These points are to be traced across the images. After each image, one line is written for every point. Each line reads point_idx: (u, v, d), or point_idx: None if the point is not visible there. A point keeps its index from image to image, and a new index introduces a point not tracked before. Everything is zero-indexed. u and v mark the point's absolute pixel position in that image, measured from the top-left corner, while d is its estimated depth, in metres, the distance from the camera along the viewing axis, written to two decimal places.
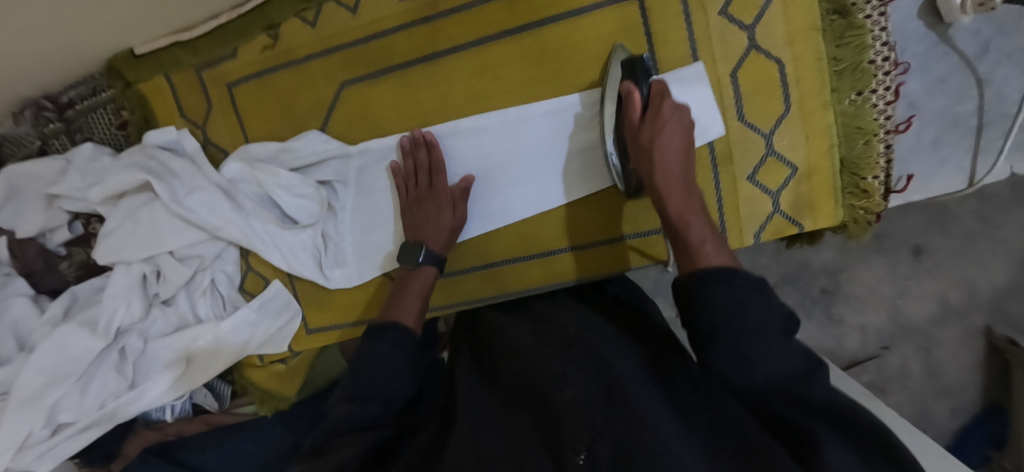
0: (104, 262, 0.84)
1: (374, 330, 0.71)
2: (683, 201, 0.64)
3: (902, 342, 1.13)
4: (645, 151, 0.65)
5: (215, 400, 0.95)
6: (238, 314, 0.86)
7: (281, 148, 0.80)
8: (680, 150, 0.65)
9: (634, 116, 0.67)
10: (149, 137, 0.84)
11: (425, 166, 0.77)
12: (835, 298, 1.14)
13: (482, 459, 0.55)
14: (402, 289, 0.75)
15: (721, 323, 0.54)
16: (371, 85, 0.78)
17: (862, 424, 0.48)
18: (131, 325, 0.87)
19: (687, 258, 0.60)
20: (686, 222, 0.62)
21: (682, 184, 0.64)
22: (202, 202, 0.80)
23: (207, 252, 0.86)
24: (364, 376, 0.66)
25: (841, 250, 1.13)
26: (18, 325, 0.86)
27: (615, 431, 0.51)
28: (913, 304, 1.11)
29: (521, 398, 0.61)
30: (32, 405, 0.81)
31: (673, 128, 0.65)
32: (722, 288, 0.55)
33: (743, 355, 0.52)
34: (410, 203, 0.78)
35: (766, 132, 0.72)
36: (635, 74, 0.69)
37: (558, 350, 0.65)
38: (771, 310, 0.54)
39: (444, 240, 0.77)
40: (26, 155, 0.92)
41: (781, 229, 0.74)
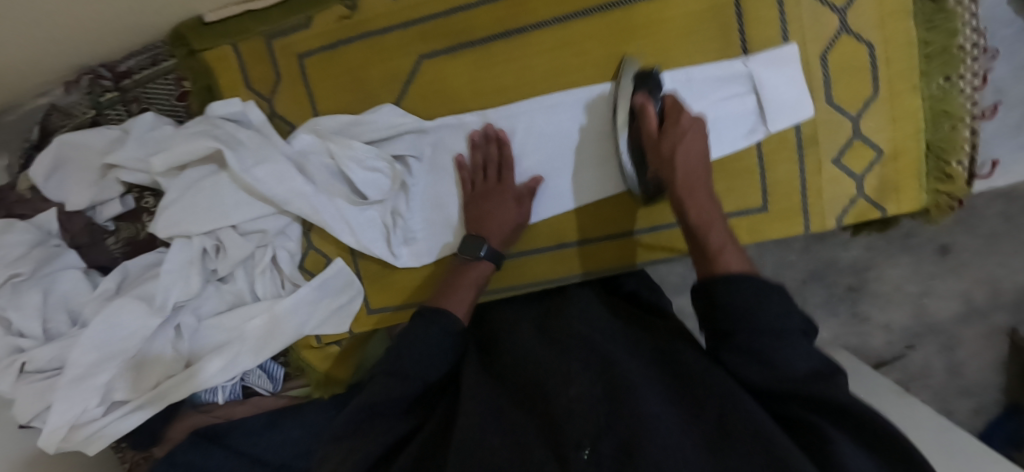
0: (164, 235, 0.80)
1: (425, 312, 0.69)
2: (703, 208, 0.64)
3: (927, 340, 1.08)
4: (667, 160, 0.65)
5: (269, 381, 0.92)
6: (298, 292, 0.83)
7: (354, 120, 0.79)
8: (699, 159, 0.65)
9: (652, 129, 0.67)
10: (212, 108, 0.81)
11: (495, 162, 0.77)
12: (862, 296, 1.08)
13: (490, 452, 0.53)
14: (456, 280, 0.74)
15: (745, 317, 0.55)
16: (452, 59, 0.77)
17: (880, 427, 0.49)
18: (185, 302, 0.84)
19: (709, 266, 0.61)
20: (707, 228, 0.63)
21: (700, 192, 0.65)
22: (271, 173, 0.77)
23: (273, 226, 0.83)
24: (407, 357, 0.64)
25: (869, 248, 1.06)
26: (67, 300, 0.82)
27: (624, 428, 0.50)
28: (938, 303, 1.06)
29: (532, 399, 0.61)
30: (83, 383, 0.77)
31: (692, 139, 0.65)
32: (746, 286, 0.56)
33: (767, 350, 0.54)
34: (475, 195, 0.78)
35: (853, 115, 0.71)
36: (648, 85, 0.70)
37: (564, 353, 0.66)
38: (792, 312, 0.55)
39: (505, 236, 0.76)
40: (77, 125, 0.89)
41: (864, 213, 0.75)
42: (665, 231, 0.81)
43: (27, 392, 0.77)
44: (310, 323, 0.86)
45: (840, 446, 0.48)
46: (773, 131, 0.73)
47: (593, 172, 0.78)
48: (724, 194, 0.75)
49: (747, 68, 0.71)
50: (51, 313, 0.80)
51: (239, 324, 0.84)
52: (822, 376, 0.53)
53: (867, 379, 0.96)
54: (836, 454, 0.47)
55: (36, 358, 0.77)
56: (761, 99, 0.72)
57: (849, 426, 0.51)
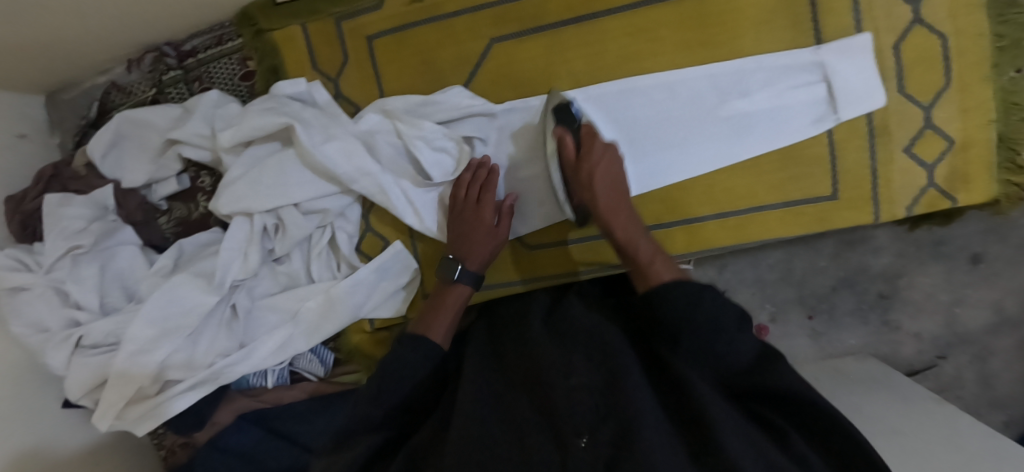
0: (227, 211, 0.79)
1: (405, 336, 0.67)
2: (626, 227, 0.65)
3: (959, 350, 1.05)
4: (586, 188, 0.67)
5: (319, 367, 0.90)
6: (357, 274, 0.83)
7: (423, 100, 0.79)
8: (615, 180, 0.68)
9: (569, 157, 0.69)
10: (279, 87, 0.80)
11: (480, 184, 0.76)
12: (893, 303, 1.05)
13: (487, 444, 0.53)
14: (436, 305, 0.71)
15: (682, 318, 0.53)
16: (521, 43, 0.77)
17: (838, 426, 0.52)
18: (242, 281, 0.83)
19: (643, 277, 0.61)
20: (631, 246, 0.64)
21: (621, 209, 0.67)
22: (340, 149, 0.77)
23: (334, 205, 0.82)
24: (389, 385, 0.61)
25: (900, 254, 1.03)
26: (123, 275, 0.81)
27: (617, 418, 0.49)
28: (970, 313, 1.03)
29: (524, 388, 0.59)
30: (142, 358, 0.76)
31: (608, 164, 0.68)
32: (681, 293, 0.54)
33: (711, 343, 0.53)
34: (456, 215, 0.76)
35: (925, 105, 0.72)
36: (565, 119, 0.71)
37: (565, 341, 0.62)
38: (726, 306, 0.54)
39: (482, 258, 0.74)
40: (137, 103, 0.90)
41: (934, 203, 0.75)
42: (753, 216, 0.77)
43: (82, 367, 0.76)
44: (366, 304, 0.85)
45: (800, 445, 0.50)
46: (843, 119, 0.73)
47: (663, 154, 0.76)
48: (792, 181, 0.75)
49: (819, 57, 0.71)
50: (107, 288, 0.79)
51: (293, 304, 0.84)
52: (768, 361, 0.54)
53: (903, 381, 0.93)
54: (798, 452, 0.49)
55: (93, 332, 0.76)
56: (831, 87, 0.72)
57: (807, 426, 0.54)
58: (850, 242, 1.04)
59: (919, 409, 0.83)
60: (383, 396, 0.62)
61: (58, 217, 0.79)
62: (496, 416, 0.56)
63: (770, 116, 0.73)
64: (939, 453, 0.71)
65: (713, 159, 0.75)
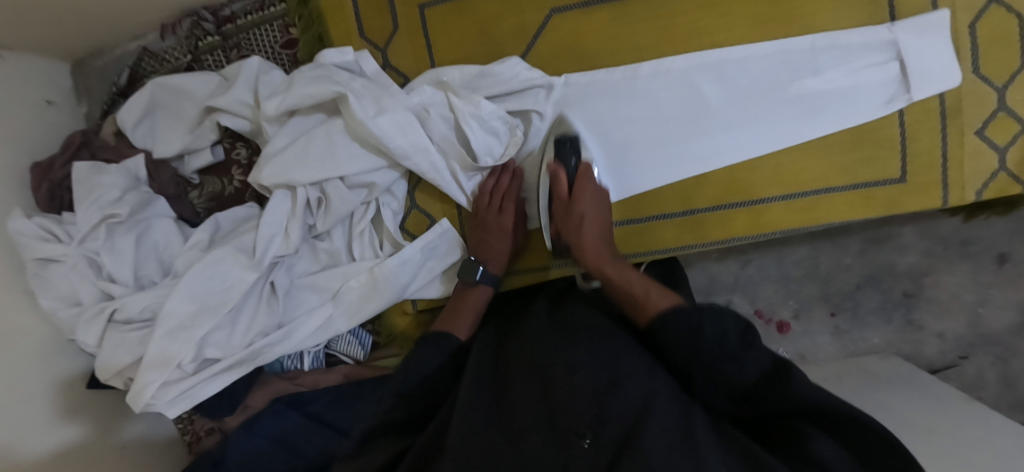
0: (270, 184, 0.75)
1: (429, 336, 0.71)
2: (616, 268, 0.66)
3: (981, 351, 1.02)
4: (575, 224, 0.70)
5: (358, 349, 0.86)
6: (403, 252, 0.79)
7: (479, 72, 0.76)
8: (601, 226, 0.71)
9: (562, 196, 0.72)
10: (325, 56, 0.76)
11: (504, 191, 0.78)
12: (917, 303, 1.04)
13: (487, 439, 0.50)
14: (457, 303, 0.75)
15: (683, 337, 0.52)
16: (584, 16, 0.75)
17: (866, 425, 0.45)
18: (282, 257, 0.80)
19: (640, 311, 0.59)
20: (629, 286, 0.62)
21: (607, 249, 0.69)
22: (394, 123, 0.73)
23: (382, 180, 0.78)
24: (410, 376, 0.63)
25: (926, 253, 1.03)
26: (158, 247, 0.77)
27: (625, 421, 0.47)
28: (995, 314, 1.01)
29: (525, 383, 0.56)
30: (181, 335, 0.72)
31: (592, 207, 0.71)
32: (686, 321, 0.52)
33: (721, 365, 0.49)
34: (478, 221, 0.78)
35: (1000, 87, 0.70)
36: (563, 151, 0.73)
37: (570, 337, 0.59)
38: (728, 323, 0.51)
39: (502, 263, 0.77)
40: (170, 71, 0.86)
41: (1004, 188, 0.73)
42: (820, 199, 0.75)
43: (115, 343, 0.72)
44: (411, 285, 0.81)
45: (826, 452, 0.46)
46: (916, 99, 0.71)
47: (727, 135, 0.74)
48: (862, 163, 0.73)
49: (893, 34, 0.70)
50: (142, 261, 0.75)
51: (335, 283, 0.80)
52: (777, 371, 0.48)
53: (930, 382, 0.91)
54: (815, 455, 0.46)
55: (128, 307, 0.72)
56: (905, 66, 0.70)
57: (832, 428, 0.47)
58: (876, 239, 1.04)
59: (950, 408, 0.81)
60: (410, 395, 0.62)
61: (92, 185, 0.75)
62: (491, 416, 0.54)
63: (840, 96, 0.72)
64: (976, 450, 0.68)
65: (779, 138, 0.73)
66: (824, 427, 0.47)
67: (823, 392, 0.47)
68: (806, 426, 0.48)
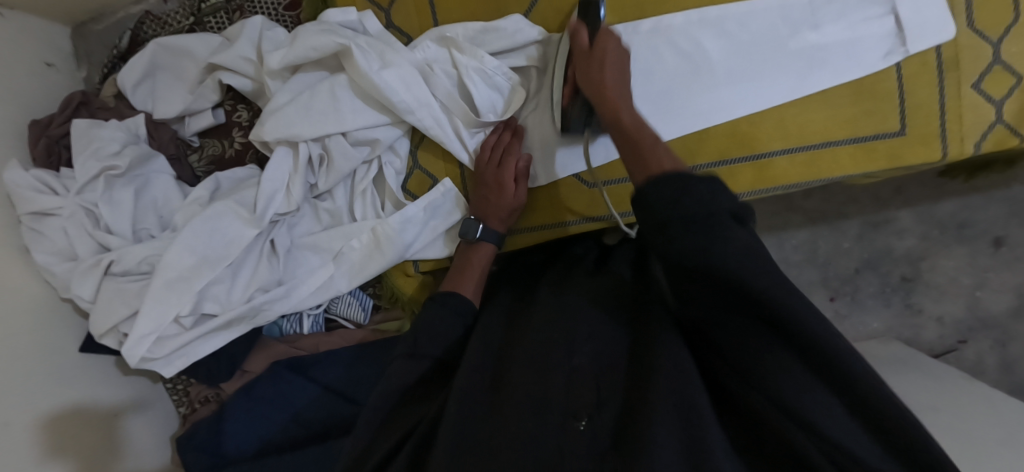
0: (272, 139, 0.75)
1: (436, 296, 0.71)
2: (634, 116, 0.62)
3: (980, 335, 1.02)
4: (594, 68, 0.65)
5: (358, 312, 0.85)
6: (406, 211, 0.79)
7: (484, 27, 0.76)
8: (621, 73, 0.65)
9: (584, 44, 0.66)
10: (329, 14, 0.77)
11: (505, 147, 0.76)
12: (915, 287, 1.04)
13: (490, 420, 0.53)
14: (463, 261, 0.76)
15: (672, 246, 0.47)
16: None
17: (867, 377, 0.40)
18: (282, 217, 0.80)
19: (644, 167, 0.56)
20: (637, 132, 0.60)
21: (627, 101, 0.63)
22: (399, 77, 0.74)
23: (384, 137, 0.78)
24: (427, 339, 0.64)
25: (925, 236, 1.03)
26: (157, 204, 0.76)
27: (624, 404, 0.50)
28: (993, 297, 1.01)
29: (524, 364, 0.57)
30: (179, 286, 0.71)
31: (616, 63, 0.65)
32: (671, 181, 0.48)
33: (699, 257, 0.45)
34: (479, 174, 0.77)
35: (994, 41, 0.71)
36: (588, 14, 0.69)
37: (569, 316, 0.61)
38: (719, 192, 0.47)
39: (504, 217, 0.77)
40: (173, 33, 0.85)
41: (1002, 140, 0.74)
42: (820, 152, 0.76)
43: (111, 298, 0.71)
44: (414, 245, 0.81)
45: (799, 384, 0.42)
46: (913, 51, 0.72)
47: (731, 89, 0.75)
48: (861, 117, 0.74)
49: None
50: (141, 215, 0.75)
51: (337, 243, 0.80)
52: (786, 288, 0.43)
53: (929, 365, 0.91)
54: (789, 388, 0.43)
55: (126, 258, 0.71)
56: (900, 20, 0.72)
57: (796, 352, 0.43)
58: (874, 223, 1.05)
59: (948, 386, 0.81)
60: (421, 352, 0.63)
61: (91, 139, 0.75)
62: (489, 402, 0.56)
63: (839, 49, 0.73)
64: (979, 425, 0.69)
65: (779, 93, 0.75)
66: (798, 358, 0.43)
67: (815, 324, 0.41)
68: (788, 357, 0.43)
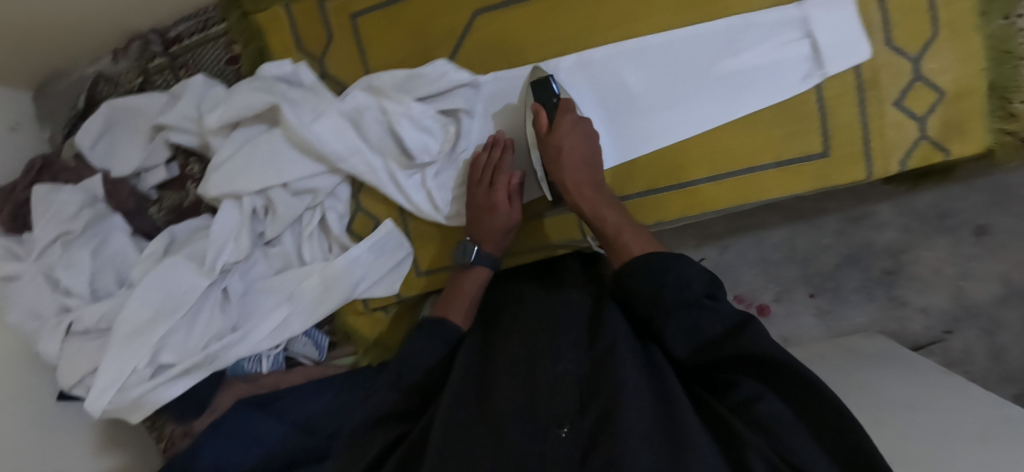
0: (215, 193, 0.80)
1: (425, 324, 0.71)
2: (594, 202, 0.71)
3: (967, 324, 1.03)
4: (554, 159, 0.72)
5: (314, 350, 0.89)
6: (352, 252, 0.82)
7: (410, 75, 0.78)
8: (583, 156, 0.72)
9: (541, 129, 0.73)
10: (264, 68, 0.80)
11: (495, 163, 0.77)
12: (898, 279, 1.04)
13: (476, 430, 0.55)
14: (454, 288, 0.76)
15: (653, 287, 0.60)
16: (512, 12, 0.77)
17: (819, 390, 0.50)
18: (234, 265, 0.82)
19: (616, 252, 0.67)
20: (601, 218, 0.70)
21: (590, 184, 0.72)
22: (329, 128, 0.77)
23: (323, 185, 0.81)
24: (411, 370, 0.65)
25: (905, 229, 1.02)
26: (117, 259, 0.81)
27: (602, 406, 0.52)
28: (977, 286, 1.01)
29: (512, 372, 0.60)
30: (138, 340, 0.76)
31: (577, 139, 0.72)
32: (658, 265, 0.61)
33: (689, 320, 0.57)
34: (473, 197, 0.78)
35: (913, 57, 0.71)
36: (543, 94, 0.74)
37: (551, 326, 0.65)
38: (692, 274, 0.59)
39: (497, 239, 0.77)
40: (125, 93, 0.90)
41: (927, 156, 0.73)
42: (747, 177, 0.77)
43: (76, 354, 0.76)
44: (361, 285, 0.84)
45: (772, 404, 0.52)
46: (830, 74, 0.72)
47: (657, 119, 0.76)
48: (785, 140, 0.75)
49: (803, 12, 0.71)
50: (100, 272, 0.79)
51: (289, 285, 0.83)
52: (735, 329, 0.55)
53: (910, 358, 0.91)
54: (770, 410, 0.51)
55: (86, 318, 0.76)
56: (815, 44, 0.72)
57: (765, 376, 0.53)
58: (854, 218, 1.03)
59: (929, 381, 0.80)
60: (404, 380, 0.65)
61: (50, 202, 0.80)
62: (481, 406, 0.58)
63: (760, 73, 0.73)
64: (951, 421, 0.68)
65: (702, 121, 0.75)
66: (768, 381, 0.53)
67: (769, 346, 0.52)
68: (748, 380, 0.54)
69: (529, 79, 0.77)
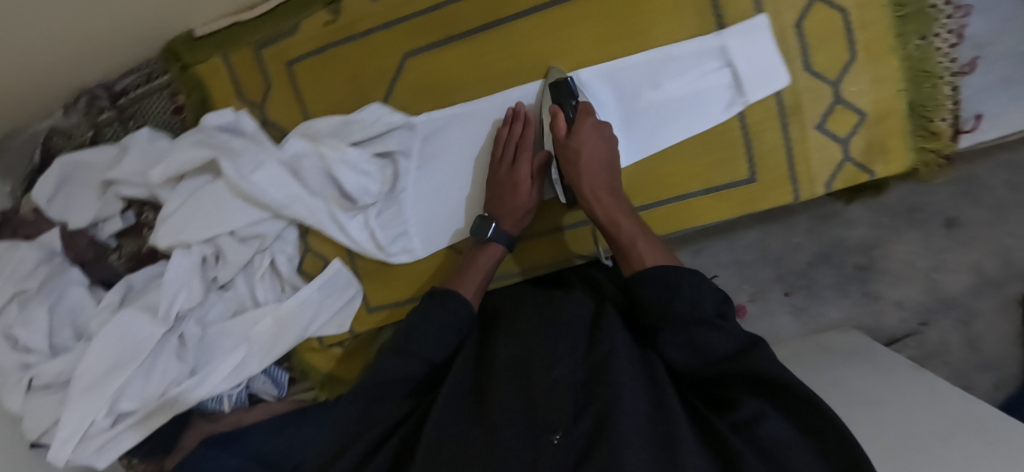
0: (164, 245, 0.82)
1: (435, 293, 0.71)
2: (610, 209, 0.68)
3: (941, 315, 0.97)
4: (570, 164, 0.69)
5: (274, 387, 0.92)
6: (300, 293, 0.85)
7: (344, 120, 0.81)
8: (602, 161, 0.70)
9: (559, 133, 0.70)
10: (207, 119, 0.83)
11: (517, 139, 0.76)
12: (871, 274, 0.99)
13: (469, 435, 0.53)
14: (468, 262, 0.75)
15: (662, 298, 0.59)
16: (440, 53, 0.79)
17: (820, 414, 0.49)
18: (188, 311, 0.85)
19: (629, 264, 0.65)
20: (617, 227, 0.67)
21: (608, 192, 0.69)
22: (268, 177, 0.80)
23: (269, 230, 0.84)
24: (419, 335, 0.65)
25: (875, 224, 0.98)
26: (75, 312, 0.85)
27: (596, 413, 0.50)
28: (950, 278, 0.96)
29: (507, 376, 0.58)
30: (95, 391, 0.79)
31: (594, 144, 0.69)
32: (669, 278, 0.59)
33: (691, 332, 0.56)
34: (496, 172, 0.77)
35: (833, 80, 0.72)
36: (560, 94, 0.72)
37: (552, 326, 0.63)
38: (704, 291, 0.58)
39: (517, 216, 0.76)
40: (77, 146, 0.92)
41: (851, 178, 0.75)
42: (678, 205, 0.79)
43: (39, 407, 0.80)
44: (314, 324, 0.87)
45: (773, 424, 0.50)
46: (751, 101, 0.73)
47: None
48: (714, 167, 0.76)
49: (721, 42, 0.72)
50: (59, 326, 0.83)
51: (245, 328, 0.85)
52: (742, 349, 0.54)
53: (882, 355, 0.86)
54: (771, 432, 0.50)
55: (45, 373, 0.79)
56: (735, 73, 0.73)
57: (767, 394, 0.52)
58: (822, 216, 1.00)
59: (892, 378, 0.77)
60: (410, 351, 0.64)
61: (7, 261, 0.85)
62: (476, 411, 0.56)
63: (685, 103, 0.74)
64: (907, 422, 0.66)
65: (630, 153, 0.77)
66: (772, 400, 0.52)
67: (774, 367, 0.51)
68: (751, 398, 0.52)
69: (546, 81, 0.75)
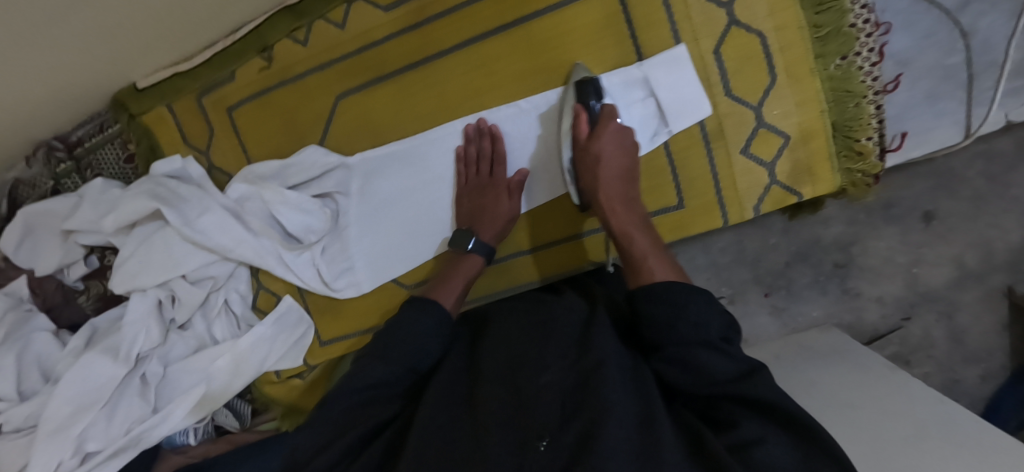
0: (121, 290, 0.86)
1: (415, 300, 0.68)
2: (625, 219, 0.65)
3: (924, 309, 0.93)
4: (590, 166, 0.67)
5: (236, 419, 0.97)
6: (254, 331, 0.88)
7: (282, 165, 0.83)
8: (619, 167, 0.67)
9: (580, 135, 0.68)
10: (155, 167, 0.86)
11: (486, 155, 0.77)
12: (850, 272, 0.95)
13: (450, 440, 0.50)
14: (449, 270, 0.74)
15: (665, 311, 0.55)
16: (370, 94, 0.80)
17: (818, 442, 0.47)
18: (150, 351, 0.88)
19: (635, 275, 0.62)
20: (627, 237, 0.64)
21: (623, 201, 0.66)
22: (212, 223, 0.83)
23: (219, 272, 0.88)
24: (396, 344, 0.61)
25: (851, 222, 0.94)
26: (41, 358, 0.89)
27: (582, 424, 0.47)
28: (930, 271, 0.92)
29: (493, 383, 0.55)
30: (61, 434, 0.83)
31: (613, 151, 0.67)
32: (678, 290, 0.55)
33: (689, 351, 0.52)
34: (470, 188, 0.78)
35: (755, 105, 0.72)
36: (585, 94, 0.69)
37: (543, 332, 0.59)
38: (711, 314, 0.54)
39: (497, 228, 0.76)
40: (41, 196, 0.96)
41: (780, 199, 0.76)
42: None
43: (10, 449, 0.85)
44: (269, 358, 0.90)
45: (773, 449, 0.47)
46: (676, 130, 0.73)
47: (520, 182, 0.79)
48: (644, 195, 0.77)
49: (643, 73, 0.72)
50: (26, 372, 0.87)
51: (204, 365, 0.88)
52: (744, 375, 0.51)
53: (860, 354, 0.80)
54: (770, 459, 0.46)
55: (13, 418, 0.84)
56: (659, 103, 0.72)
57: (767, 417, 0.49)
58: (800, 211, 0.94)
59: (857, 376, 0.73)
60: (391, 355, 0.61)
61: None
62: (461, 418, 0.53)
63: None
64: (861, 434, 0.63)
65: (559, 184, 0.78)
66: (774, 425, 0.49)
67: (776, 394, 0.49)
68: (750, 420, 0.49)
69: (569, 80, 0.73)
